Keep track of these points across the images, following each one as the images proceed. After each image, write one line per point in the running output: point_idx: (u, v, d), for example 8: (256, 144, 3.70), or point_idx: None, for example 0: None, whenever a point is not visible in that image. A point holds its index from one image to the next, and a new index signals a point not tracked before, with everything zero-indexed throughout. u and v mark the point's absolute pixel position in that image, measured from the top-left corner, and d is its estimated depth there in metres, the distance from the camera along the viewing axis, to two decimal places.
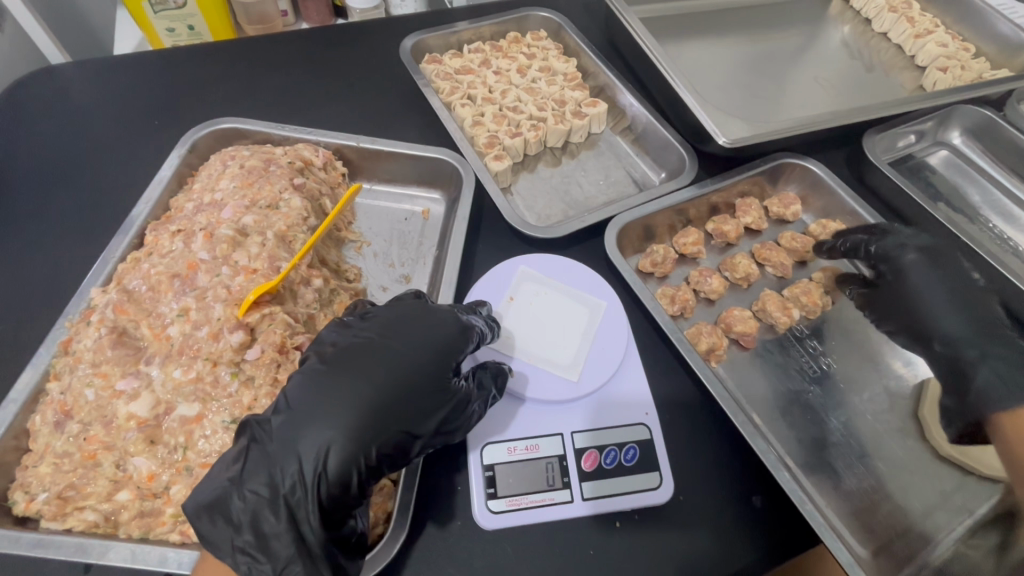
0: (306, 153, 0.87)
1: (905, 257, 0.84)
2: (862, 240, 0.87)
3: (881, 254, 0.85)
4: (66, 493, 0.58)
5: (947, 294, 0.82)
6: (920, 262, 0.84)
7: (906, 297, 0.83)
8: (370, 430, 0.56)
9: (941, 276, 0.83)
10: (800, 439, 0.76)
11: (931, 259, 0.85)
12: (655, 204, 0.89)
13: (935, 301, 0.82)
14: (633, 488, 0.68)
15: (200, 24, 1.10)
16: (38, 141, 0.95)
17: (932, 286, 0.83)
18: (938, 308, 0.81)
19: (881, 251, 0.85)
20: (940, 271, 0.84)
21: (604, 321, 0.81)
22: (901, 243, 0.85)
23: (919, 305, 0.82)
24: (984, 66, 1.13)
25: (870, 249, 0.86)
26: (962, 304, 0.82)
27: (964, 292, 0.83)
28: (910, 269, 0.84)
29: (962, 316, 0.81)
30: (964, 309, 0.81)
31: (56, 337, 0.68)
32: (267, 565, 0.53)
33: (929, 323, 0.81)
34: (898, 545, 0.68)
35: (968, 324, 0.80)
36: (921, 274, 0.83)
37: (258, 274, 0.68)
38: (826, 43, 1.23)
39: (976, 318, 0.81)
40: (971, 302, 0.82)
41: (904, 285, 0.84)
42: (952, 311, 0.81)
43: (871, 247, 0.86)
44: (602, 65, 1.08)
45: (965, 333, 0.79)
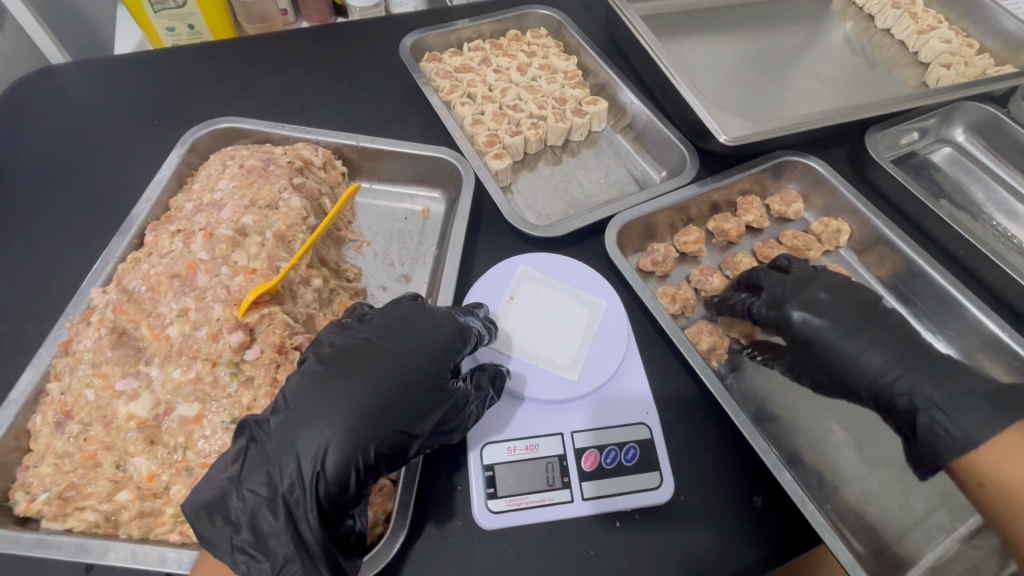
0: (306, 152, 0.87)
1: (792, 314, 0.75)
2: (748, 301, 0.80)
3: (770, 318, 0.77)
4: (67, 493, 0.58)
5: (846, 337, 0.73)
6: (809, 314, 0.75)
7: (817, 361, 0.74)
8: (367, 429, 0.56)
9: (836, 315, 0.74)
10: (802, 439, 0.75)
11: (817, 298, 0.76)
12: (656, 202, 0.88)
13: (844, 354, 0.72)
14: (633, 488, 0.68)
15: (200, 23, 1.10)
16: (39, 141, 0.95)
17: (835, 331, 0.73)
18: (847, 361, 0.72)
19: (769, 310, 0.77)
20: (834, 303, 0.75)
21: (604, 321, 0.80)
22: (782, 295, 0.77)
23: (836, 365, 0.72)
24: (988, 62, 1.12)
25: (758, 313, 0.78)
26: (865, 336, 0.72)
27: (862, 316, 0.74)
28: (808, 327, 0.74)
29: (871, 350, 0.71)
30: (871, 340, 0.72)
31: (57, 337, 0.68)
32: (265, 564, 0.53)
33: (848, 379, 0.72)
34: (900, 545, 0.68)
35: (877, 358, 0.71)
36: (816, 327, 0.74)
37: (257, 274, 0.68)
38: (828, 40, 1.22)
39: (886, 338, 0.72)
40: (871, 327, 0.73)
41: (811, 349, 0.74)
42: (859, 355, 0.71)
43: (755, 312, 0.78)
44: (602, 63, 1.07)
45: (887, 374, 0.70)
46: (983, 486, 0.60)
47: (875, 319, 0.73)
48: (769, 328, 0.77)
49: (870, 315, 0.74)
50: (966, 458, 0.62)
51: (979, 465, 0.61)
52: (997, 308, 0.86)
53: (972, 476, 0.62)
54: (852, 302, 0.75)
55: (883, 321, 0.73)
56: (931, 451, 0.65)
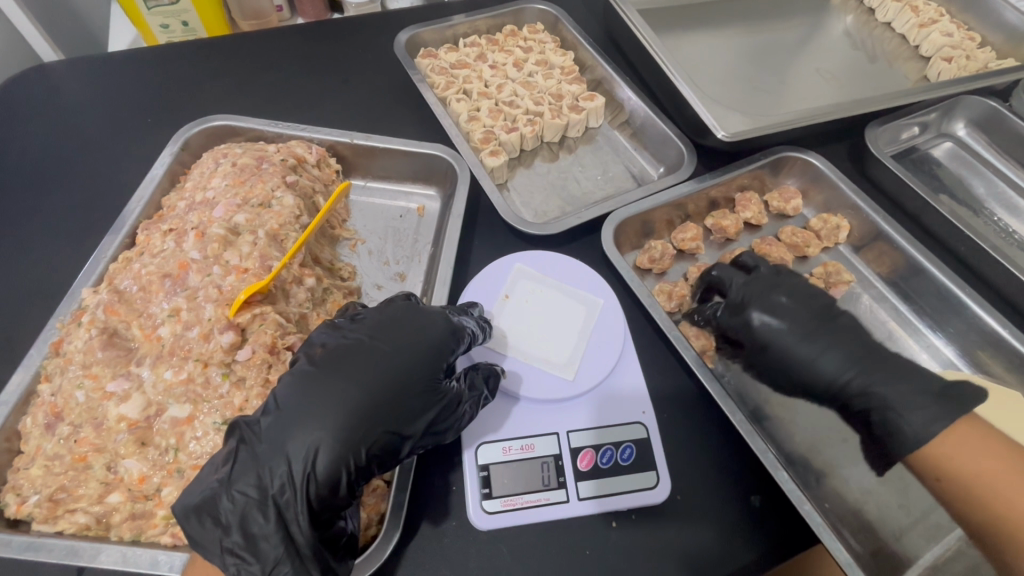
0: (299, 150, 0.86)
1: (752, 317, 0.73)
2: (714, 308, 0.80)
3: (733, 323, 0.75)
4: (58, 496, 0.58)
5: (803, 340, 0.70)
6: (768, 316, 0.72)
7: (775, 365, 0.71)
8: (358, 430, 0.56)
9: (796, 317, 0.71)
10: (799, 438, 0.74)
11: (774, 299, 0.73)
12: (653, 199, 0.88)
13: (801, 357, 0.69)
14: (629, 488, 0.67)
15: (194, 20, 1.09)
16: (32, 140, 0.95)
17: (792, 335, 0.70)
18: (805, 364, 0.69)
19: (732, 315, 0.76)
20: (792, 303, 0.72)
21: (600, 319, 0.80)
22: (743, 299, 0.75)
23: (793, 368, 0.70)
24: (990, 56, 1.11)
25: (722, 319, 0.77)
26: (822, 339, 0.69)
27: (818, 317, 0.71)
28: (768, 330, 0.72)
29: (827, 353, 0.68)
30: (830, 343, 0.69)
31: (48, 338, 0.68)
32: (255, 566, 0.53)
33: (806, 381, 0.70)
34: (899, 544, 0.67)
35: (835, 360, 0.68)
36: (774, 329, 0.71)
37: (249, 273, 0.67)
38: (829, 34, 1.21)
39: (841, 339, 0.69)
40: (828, 328, 0.70)
41: (769, 353, 0.72)
42: (816, 358, 0.69)
43: (720, 318, 0.77)
44: (600, 58, 1.06)
45: (843, 376, 0.67)
46: (941, 481, 0.60)
47: (831, 320, 0.71)
48: (732, 333, 0.76)
49: (827, 316, 0.71)
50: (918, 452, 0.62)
51: (934, 458, 0.61)
52: (996, 303, 0.85)
53: (930, 470, 0.61)
54: (808, 302, 0.72)
55: (838, 320, 0.71)
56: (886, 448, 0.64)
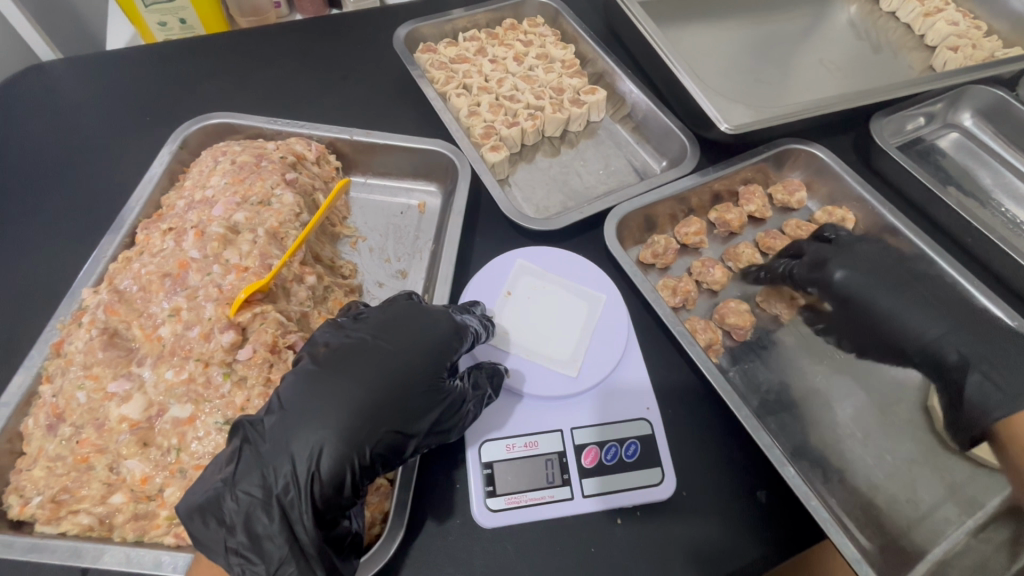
0: (298, 148, 0.86)
1: (834, 273, 0.79)
2: (789, 266, 0.85)
3: (812, 278, 0.81)
4: (61, 497, 0.58)
5: (892, 296, 0.76)
6: (850, 270, 0.79)
7: (858, 317, 0.78)
8: (363, 429, 0.55)
9: (876, 272, 0.78)
10: (806, 433, 0.74)
11: (861, 260, 0.79)
12: (656, 193, 0.87)
13: (886, 311, 0.76)
14: (633, 485, 0.67)
15: (191, 17, 1.08)
16: (30, 140, 0.94)
17: (875, 290, 0.77)
18: (892, 319, 0.75)
19: (810, 271, 0.82)
20: (879, 266, 0.79)
21: (603, 314, 0.79)
22: (824, 256, 0.81)
23: (876, 319, 0.76)
24: (996, 45, 1.10)
25: (800, 275, 0.83)
26: (910, 296, 0.76)
27: (908, 277, 0.77)
28: (849, 283, 0.78)
29: (914, 308, 0.75)
30: (914, 300, 0.75)
31: (48, 339, 0.68)
32: (260, 566, 0.53)
33: (890, 335, 0.76)
34: (906, 539, 0.66)
35: (923, 318, 0.74)
36: (858, 283, 0.78)
37: (249, 272, 0.67)
38: (833, 24, 1.19)
39: (931, 302, 0.75)
40: (920, 290, 0.76)
41: (852, 305, 0.79)
42: (904, 312, 0.75)
43: (796, 273, 0.83)
44: (601, 51, 1.05)
45: (932, 333, 0.73)
46: None
47: (920, 284, 0.77)
48: (812, 288, 0.81)
49: (916, 280, 0.77)
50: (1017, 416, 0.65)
51: None
52: (1001, 294, 0.84)
53: None
54: (898, 267, 0.79)
55: (929, 287, 0.77)
56: (980, 408, 0.67)
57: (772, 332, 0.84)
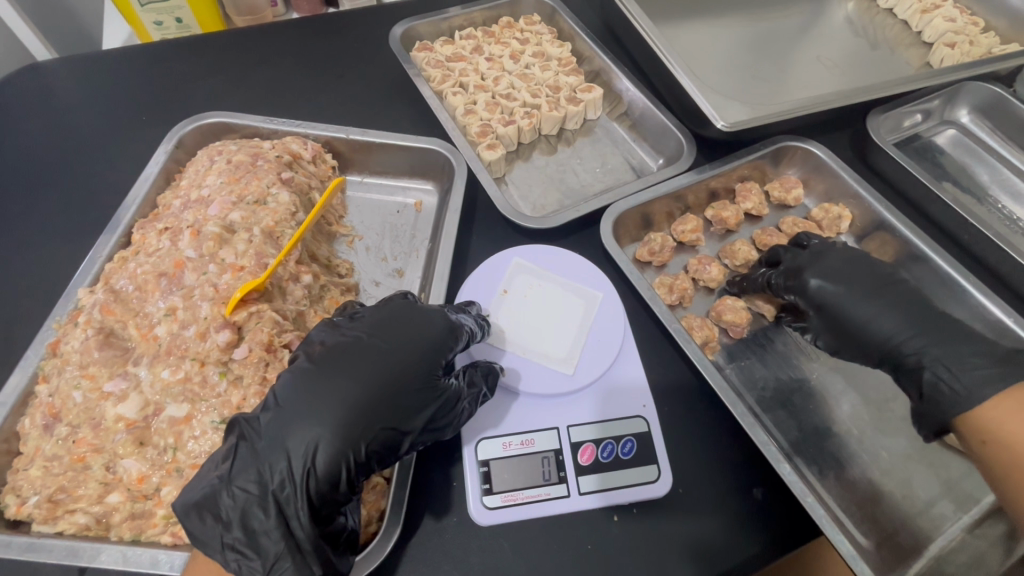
0: (294, 146, 0.86)
1: (808, 281, 0.74)
2: (767, 275, 0.81)
3: (788, 288, 0.77)
4: (57, 496, 0.58)
5: (859, 301, 0.72)
6: (824, 280, 0.74)
7: (830, 324, 0.74)
8: (357, 426, 0.55)
9: (849, 279, 0.73)
10: (802, 429, 0.74)
11: (830, 265, 0.75)
12: (652, 191, 0.87)
13: (855, 318, 0.72)
14: (629, 482, 0.67)
15: (188, 16, 1.08)
16: (26, 140, 0.94)
17: (846, 297, 0.73)
18: (859, 325, 0.71)
19: (786, 281, 0.77)
20: (848, 269, 0.74)
21: (600, 312, 0.79)
22: (799, 265, 0.76)
23: (846, 328, 0.72)
24: (993, 41, 1.10)
25: (777, 286, 0.79)
26: (878, 300, 0.71)
27: (878, 281, 0.73)
28: (823, 293, 0.74)
29: (880, 312, 0.71)
30: (882, 304, 0.71)
31: (44, 338, 0.68)
32: (256, 562, 0.53)
33: (858, 340, 0.72)
34: (902, 536, 0.67)
35: (886, 322, 0.70)
36: (831, 292, 0.73)
37: (244, 271, 0.67)
38: (830, 20, 1.19)
39: (899, 303, 0.71)
40: (886, 291, 0.72)
41: (824, 311, 0.74)
42: (871, 317, 0.71)
43: (773, 283, 0.79)
44: (598, 49, 1.05)
45: (896, 337, 0.69)
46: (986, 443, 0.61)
47: (891, 285, 0.73)
48: (789, 297, 0.77)
49: (883, 281, 0.73)
50: (966, 415, 0.63)
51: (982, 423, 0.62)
52: (997, 291, 0.84)
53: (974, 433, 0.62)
54: (867, 269, 0.74)
55: (897, 286, 0.72)
56: (935, 408, 0.65)
57: (769, 329, 0.84)
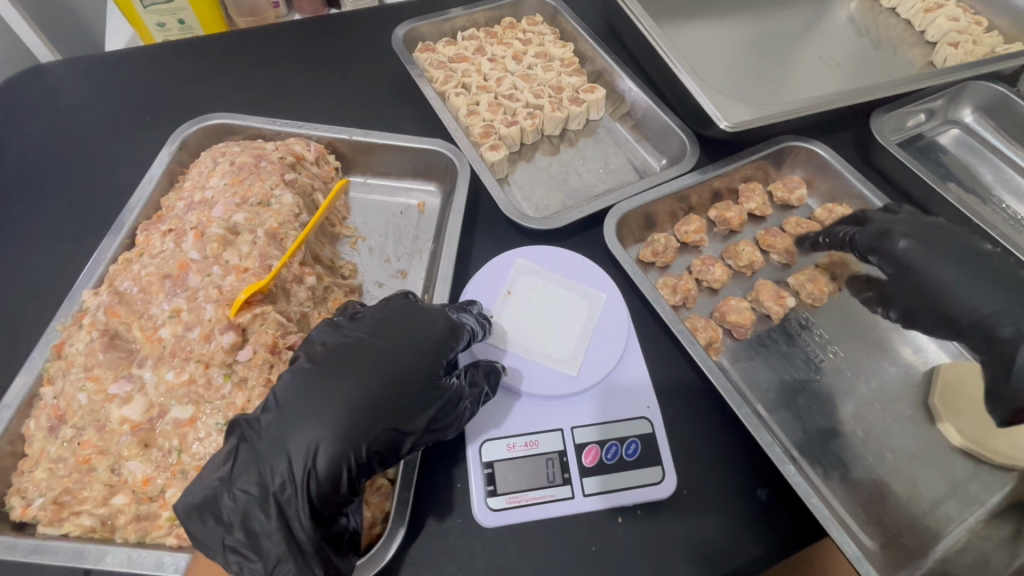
0: (298, 148, 0.86)
1: (899, 244, 0.78)
2: (848, 232, 0.84)
3: (873, 248, 0.80)
4: (63, 498, 0.58)
5: (956, 270, 0.75)
6: (915, 243, 0.77)
7: (914, 287, 0.77)
8: (359, 427, 0.55)
9: (939, 247, 0.77)
10: (806, 430, 0.74)
11: (923, 231, 0.78)
12: (655, 192, 0.87)
13: (948, 284, 0.75)
14: (633, 484, 0.67)
15: (190, 18, 1.08)
16: (29, 142, 0.94)
17: (940, 265, 0.76)
18: (953, 293, 0.74)
19: (873, 242, 0.80)
20: (943, 240, 0.77)
21: (603, 313, 0.79)
22: (888, 226, 0.79)
23: (938, 292, 0.75)
24: (996, 41, 1.10)
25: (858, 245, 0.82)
26: (974, 272, 0.75)
27: (970, 253, 0.76)
28: (909, 255, 0.77)
29: (978, 286, 0.74)
30: (977, 275, 0.75)
31: (49, 341, 0.68)
32: (258, 564, 0.53)
33: (946, 309, 0.75)
34: (907, 537, 0.66)
35: (987, 297, 0.73)
36: (921, 255, 0.77)
37: (249, 273, 0.67)
38: (833, 20, 1.19)
39: (994, 279, 0.74)
40: (987, 268, 0.75)
41: (913, 272, 0.77)
42: (967, 285, 0.74)
43: (859, 242, 0.82)
44: (600, 49, 1.05)
45: (993, 311, 0.72)
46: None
47: (985, 260, 0.76)
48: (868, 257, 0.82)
49: (979, 256, 0.76)
50: None
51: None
52: None
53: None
54: (958, 240, 0.77)
55: (990, 262, 0.76)
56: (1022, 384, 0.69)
57: (772, 330, 0.83)
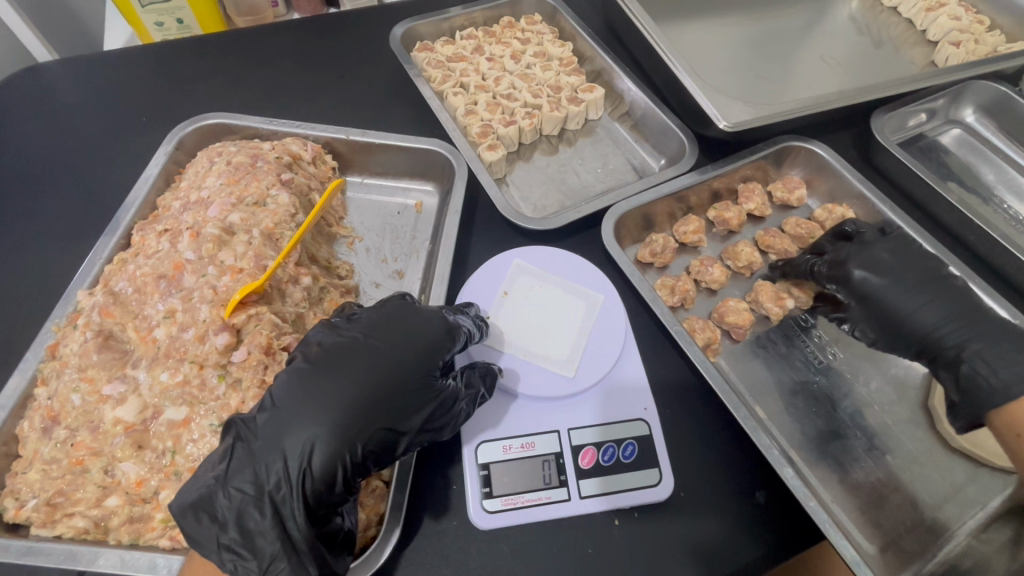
0: (294, 147, 0.85)
1: (853, 272, 0.75)
2: (811, 262, 0.81)
3: (832, 278, 0.77)
4: (56, 500, 0.58)
5: (908, 293, 0.73)
6: (869, 273, 0.75)
7: (873, 314, 0.75)
8: (353, 427, 0.55)
9: (894, 273, 0.74)
10: (805, 431, 0.73)
11: (877, 255, 0.76)
12: (654, 192, 0.86)
13: (900, 308, 0.73)
14: (630, 486, 0.66)
15: (189, 17, 1.07)
16: (27, 142, 0.94)
17: (892, 291, 0.74)
18: (903, 315, 0.72)
19: (829, 269, 0.78)
20: (897, 263, 0.75)
21: (601, 314, 0.79)
22: (844, 256, 0.77)
23: (892, 319, 0.73)
24: (998, 40, 1.09)
25: (820, 273, 0.79)
26: (924, 295, 0.73)
27: (925, 277, 0.74)
28: (867, 284, 0.75)
29: (929, 307, 0.72)
30: (928, 299, 0.72)
31: (44, 341, 0.68)
32: (252, 562, 0.52)
33: (897, 331, 0.73)
34: (906, 540, 0.66)
35: (934, 315, 0.71)
36: (875, 284, 0.74)
37: (243, 273, 0.66)
38: (833, 19, 1.18)
39: (946, 298, 0.72)
40: (941, 291, 0.73)
41: (869, 292, 0.75)
42: (917, 311, 0.72)
43: (817, 270, 0.79)
44: (599, 49, 1.04)
45: (940, 330, 0.70)
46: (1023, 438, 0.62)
47: (938, 282, 0.73)
48: (830, 286, 0.78)
49: (935, 276, 0.74)
50: (1004, 408, 0.64)
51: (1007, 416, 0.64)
52: (1005, 293, 0.83)
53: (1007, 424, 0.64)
54: (913, 263, 0.75)
55: (944, 281, 0.74)
56: (972, 401, 0.66)
57: (771, 331, 0.83)
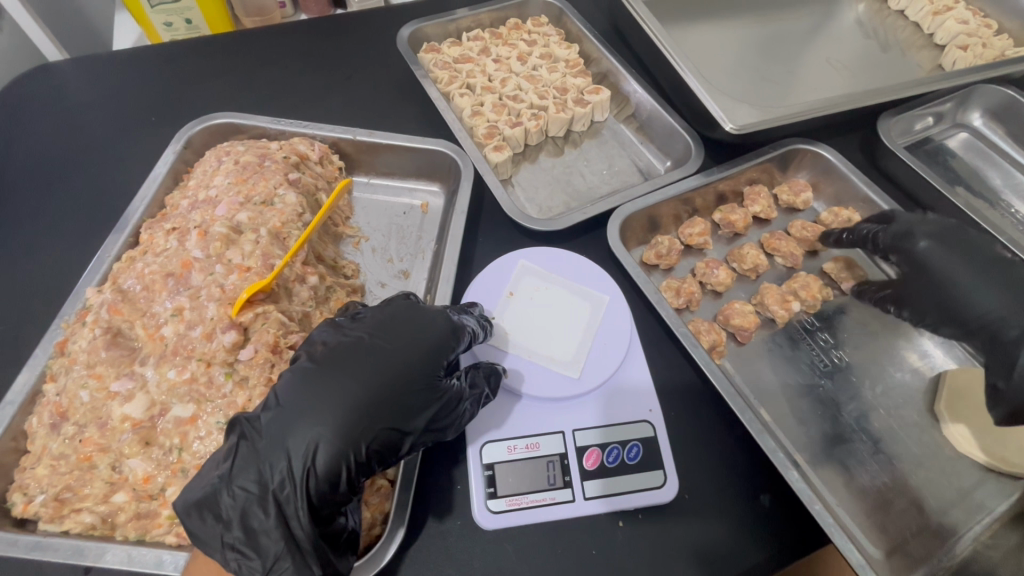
0: (302, 147, 0.86)
1: (918, 243, 0.78)
2: (872, 229, 0.83)
3: (893, 246, 0.81)
4: (63, 495, 0.58)
5: (968, 273, 0.77)
6: (935, 246, 0.78)
7: (931, 286, 0.78)
8: (358, 426, 0.55)
9: (957, 252, 0.78)
10: (810, 434, 0.73)
11: (943, 240, 0.79)
12: (660, 193, 0.86)
13: (960, 285, 0.77)
14: (634, 487, 0.66)
15: (197, 18, 1.08)
16: (36, 140, 0.95)
17: (954, 266, 0.78)
18: (963, 300, 0.76)
19: (893, 239, 0.81)
20: (959, 244, 0.79)
21: (606, 316, 0.79)
22: (911, 228, 0.80)
23: (950, 293, 0.77)
24: (1007, 44, 1.09)
25: (879, 241, 0.82)
26: (984, 277, 0.77)
27: (985, 260, 0.78)
28: (929, 257, 0.78)
29: (987, 289, 0.76)
30: (988, 281, 0.77)
31: (53, 338, 0.68)
32: (256, 562, 0.53)
33: (952, 311, 0.77)
34: (912, 545, 0.66)
35: (995, 301, 0.75)
36: (938, 256, 0.78)
37: (252, 272, 0.67)
38: (840, 22, 1.18)
39: (1003, 282, 0.77)
40: (1000, 275, 0.77)
41: (927, 273, 0.79)
42: (977, 290, 0.76)
43: (880, 240, 0.82)
44: (605, 51, 1.04)
45: (997, 311, 0.75)
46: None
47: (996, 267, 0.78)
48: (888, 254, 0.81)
49: (991, 261, 0.78)
50: None
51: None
52: None
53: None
54: (973, 246, 0.79)
55: (1002, 267, 0.77)
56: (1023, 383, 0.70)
57: (776, 334, 0.83)
